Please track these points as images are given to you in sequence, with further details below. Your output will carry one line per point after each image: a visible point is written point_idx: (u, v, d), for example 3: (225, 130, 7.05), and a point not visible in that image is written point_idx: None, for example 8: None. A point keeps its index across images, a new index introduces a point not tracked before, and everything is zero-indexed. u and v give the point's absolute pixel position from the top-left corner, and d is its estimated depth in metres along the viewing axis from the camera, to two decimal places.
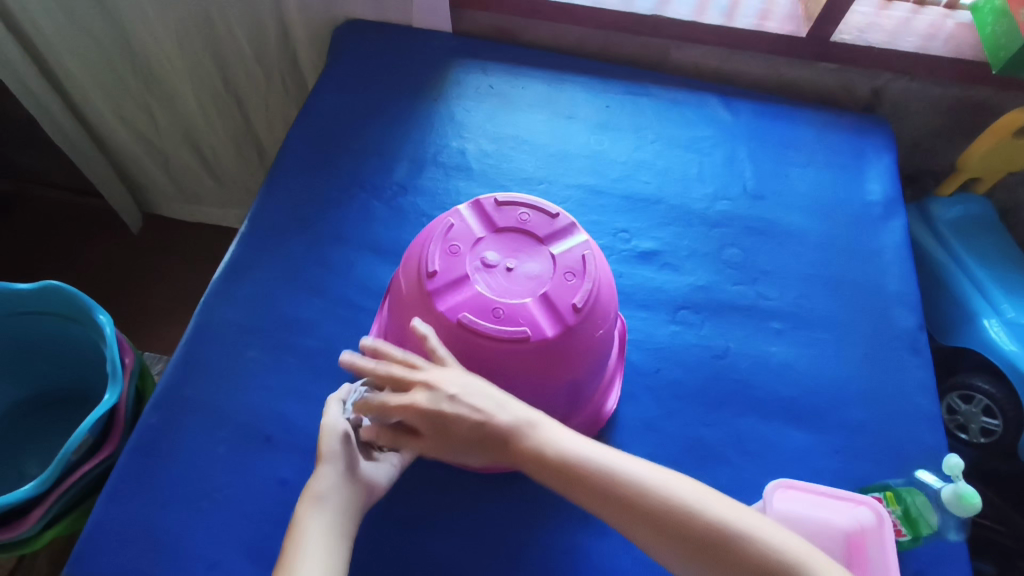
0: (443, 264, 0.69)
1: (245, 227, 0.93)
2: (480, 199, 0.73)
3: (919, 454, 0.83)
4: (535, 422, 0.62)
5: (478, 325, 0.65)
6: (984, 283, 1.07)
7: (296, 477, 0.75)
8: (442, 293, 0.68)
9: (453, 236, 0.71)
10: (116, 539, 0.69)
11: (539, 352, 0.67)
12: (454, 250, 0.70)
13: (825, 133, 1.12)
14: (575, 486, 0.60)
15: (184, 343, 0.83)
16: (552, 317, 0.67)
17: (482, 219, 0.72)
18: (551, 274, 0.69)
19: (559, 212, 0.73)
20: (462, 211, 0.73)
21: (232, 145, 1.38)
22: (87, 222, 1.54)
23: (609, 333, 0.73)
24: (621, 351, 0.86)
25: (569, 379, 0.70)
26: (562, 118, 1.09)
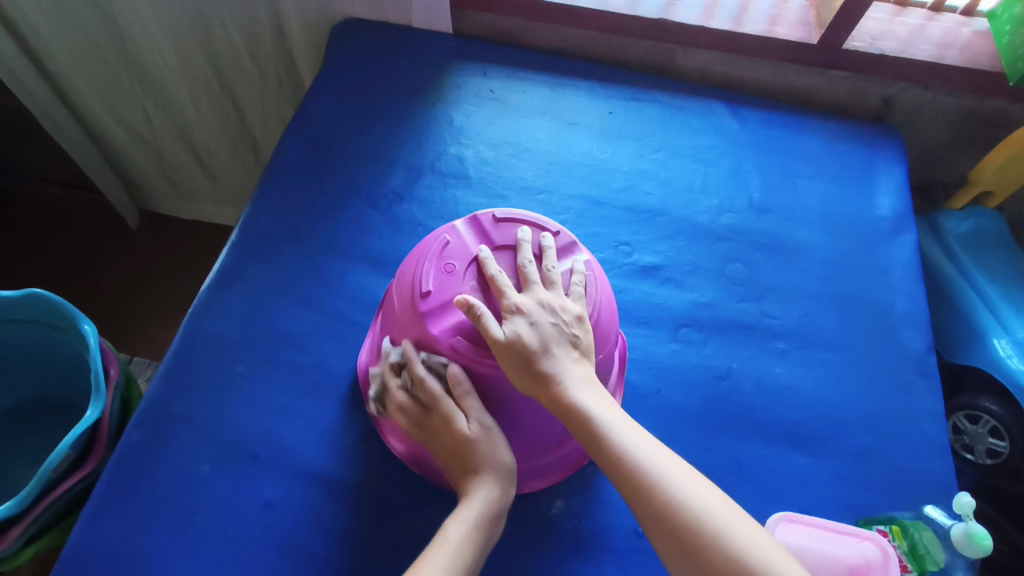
0: (438, 284, 0.65)
1: (235, 234, 0.90)
2: (478, 214, 0.70)
3: (926, 482, 0.81)
4: (604, 415, 0.58)
5: (472, 351, 0.62)
6: (995, 303, 1.03)
7: (282, 499, 0.73)
8: (435, 315, 0.64)
9: (448, 254, 0.67)
10: (95, 563, 0.67)
11: None
12: (450, 269, 0.66)
13: (835, 143, 1.09)
14: (626, 482, 0.55)
15: (170, 355, 0.80)
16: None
17: (479, 235, 0.69)
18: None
19: (559, 230, 0.70)
20: (459, 227, 0.69)
21: (226, 143, 1.35)
22: (76, 219, 1.51)
23: (608, 356, 0.70)
24: (621, 376, 0.82)
25: None
26: (564, 125, 1.06)
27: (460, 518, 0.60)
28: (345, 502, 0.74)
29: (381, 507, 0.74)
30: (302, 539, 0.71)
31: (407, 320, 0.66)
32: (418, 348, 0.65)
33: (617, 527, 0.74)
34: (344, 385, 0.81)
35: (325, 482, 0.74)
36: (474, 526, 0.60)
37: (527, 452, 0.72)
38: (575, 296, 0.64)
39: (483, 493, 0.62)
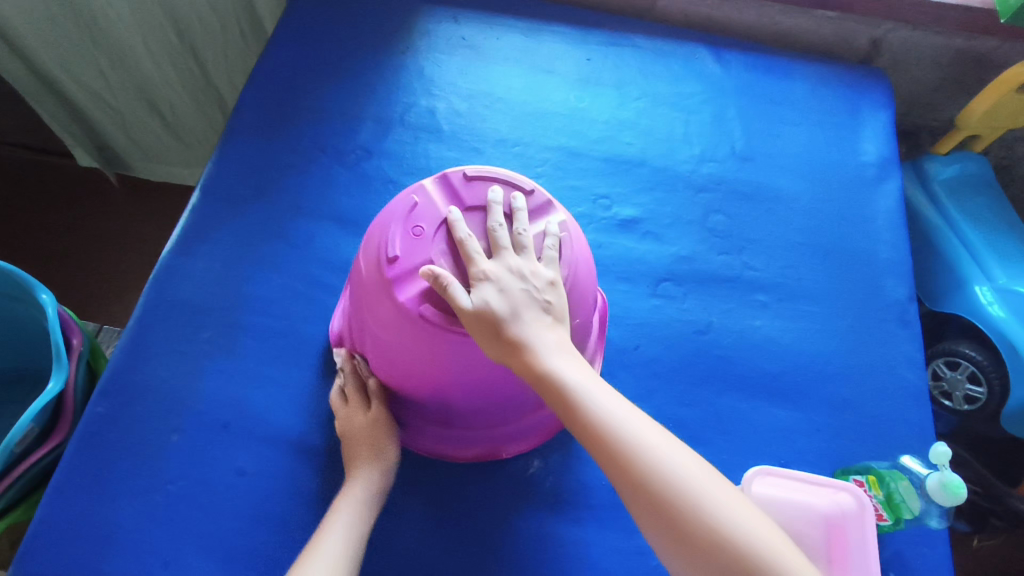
0: (406, 248, 0.61)
1: (195, 195, 0.86)
2: (448, 172, 0.65)
3: (902, 431, 0.81)
4: (579, 382, 0.55)
5: (443, 319, 0.59)
6: (978, 249, 1.02)
7: (254, 467, 0.71)
8: (403, 280, 0.60)
9: (416, 216, 0.63)
10: (64, 537, 0.66)
11: None
12: (418, 232, 0.62)
13: (820, 88, 1.05)
14: (603, 452, 0.53)
15: (132, 323, 0.77)
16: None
17: (449, 195, 0.64)
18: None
19: (533, 188, 0.66)
20: (427, 187, 0.65)
21: (189, 98, 1.28)
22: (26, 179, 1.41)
23: (584, 320, 0.67)
24: (600, 338, 0.78)
25: None
26: (540, 72, 1.01)
27: (343, 503, 0.64)
28: (320, 467, 0.72)
29: None
30: (278, 506, 0.70)
31: (375, 287, 0.62)
32: (387, 317, 0.62)
33: (596, 483, 0.74)
34: (316, 349, 0.79)
35: (299, 448, 0.73)
36: (355, 509, 0.64)
37: (503, 417, 0.70)
38: (547, 261, 0.61)
39: (363, 476, 0.66)
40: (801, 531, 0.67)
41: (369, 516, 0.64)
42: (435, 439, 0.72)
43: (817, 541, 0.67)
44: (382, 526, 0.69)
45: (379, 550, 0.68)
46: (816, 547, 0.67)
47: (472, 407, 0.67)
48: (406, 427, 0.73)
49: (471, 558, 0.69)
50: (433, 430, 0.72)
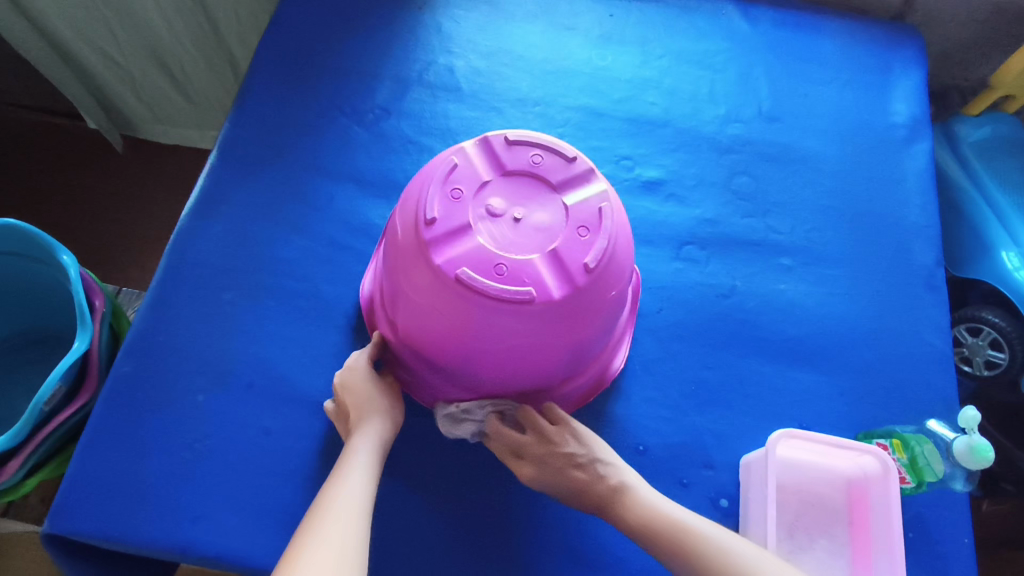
0: (444, 211, 0.58)
1: (212, 155, 0.85)
2: (489, 135, 0.62)
3: (927, 396, 0.80)
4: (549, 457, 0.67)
5: (480, 284, 0.56)
6: (1008, 213, 0.99)
7: (280, 427, 0.72)
8: (440, 244, 0.58)
9: (455, 178, 0.60)
10: (96, 492, 0.67)
11: (544, 313, 0.58)
12: (457, 195, 0.59)
13: (851, 45, 1.01)
14: (654, 537, 0.64)
15: (154, 285, 0.77)
16: (561, 275, 0.58)
17: (489, 159, 0.62)
18: (562, 227, 0.59)
19: (575, 155, 0.62)
20: (467, 150, 0.62)
21: (201, 59, 1.24)
22: (37, 142, 1.39)
23: (622, 293, 0.63)
24: (633, 309, 0.79)
25: (575, 342, 0.62)
26: (562, 29, 0.98)
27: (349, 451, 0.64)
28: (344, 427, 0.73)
29: None
30: (304, 464, 0.71)
31: (409, 249, 0.59)
32: (421, 280, 0.59)
33: (619, 444, 0.74)
34: (338, 310, 0.78)
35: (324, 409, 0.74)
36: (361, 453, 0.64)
37: (530, 387, 0.68)
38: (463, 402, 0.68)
39: (370, 425, 0.66)
40: (821, 492, 0.70)
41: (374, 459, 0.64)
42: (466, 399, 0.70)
43: (838, 503, 0.70)
44: (408, 484, 0.71)
45: (405, 507, 0.70)
46: (837, 509, 0.69)
47: (504, 375, 0.64)
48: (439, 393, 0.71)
49: (495, 514, 0.70)
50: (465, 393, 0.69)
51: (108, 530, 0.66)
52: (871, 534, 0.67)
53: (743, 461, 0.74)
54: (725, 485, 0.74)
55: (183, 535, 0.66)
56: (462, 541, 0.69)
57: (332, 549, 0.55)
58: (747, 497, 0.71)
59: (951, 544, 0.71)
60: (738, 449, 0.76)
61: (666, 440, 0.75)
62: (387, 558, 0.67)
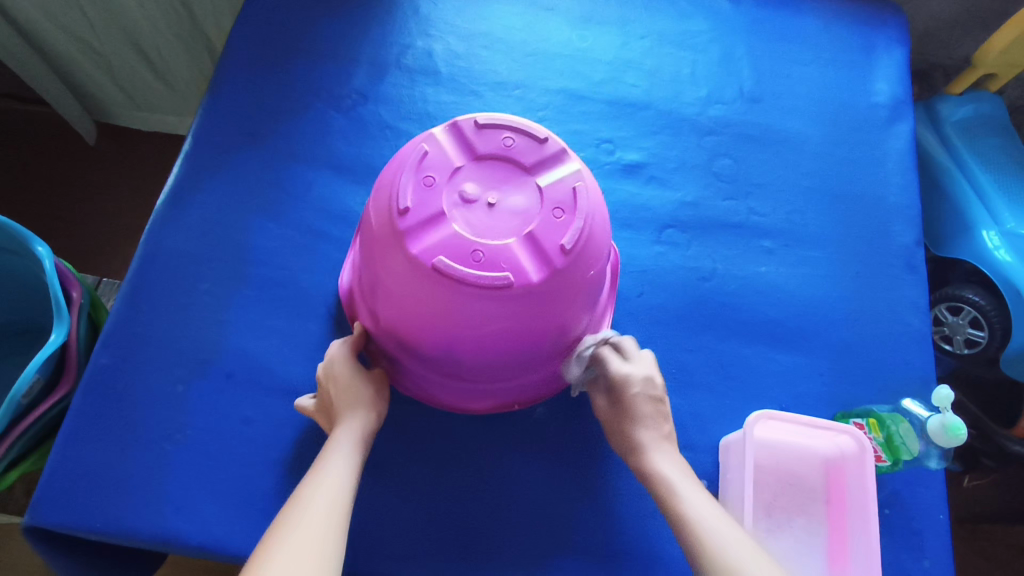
0: (417, 199, 0.58)
1: (187, 142, 0.84)
2: (459, 120, 0.62)
3: (905, 376, 0.81)
4: (683, 486, 0.61)
5: (457, 272, 0.56)
6: (988, 192, 0.99)
7: (262, 417, 0.72)
8: (416, 233, 0.57)
9: (427, 166, 0.59)
10: (75, 485, 0.67)
11: (524, 298, 0.57)
12: (429, 182, 0.59)
13: (834, 24, 1.01)
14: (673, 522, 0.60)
15: (131, 275, 0.77)
16: (537, 258, 0.57)
17: (461, 144, 0.61)
18: (537, 209, 0.59)
19: (548, 136, 0.62)
20: (437, 135, 0.61)
21: (179, 45, 1.21)
22: (13, 131, 1.36)
23: (601, 273, 0.63)
24: (613, 288, 0.77)
25: (556, 325, 0.62)
26: (541, 10, 0.96)
27: (334, 443, 0.63)
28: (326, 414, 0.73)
29: None
30: (287, 453, 0.71)
31: (384, 239, 0.59)
32: (398, 269, 0.58)
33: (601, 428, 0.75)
34: (318, 298, 0.78)
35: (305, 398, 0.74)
36: (344, 446, 0.63)
37: (514, 374, 0.67)
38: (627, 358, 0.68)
39: (354, 422, 0.65)
40: (799, 471, 0.71)
41: (357, 452, 0.64)
42: (452, 389, 0.70)
43: (815, 482, 0.71)
44: (392, 470, 0.71)
45: (390, 494, 0.70)
46: (814, 487, 0.71)
47: (488, 363, 0.64)
48: (425, 382, 0.70)
49: (480, 499, 0.71)
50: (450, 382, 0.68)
51: (89, 522, 0.66)
52: (847, 511, 0.68)
53: (721, 442, 0.74)
54: (705, 467, 0.75)
55: (165, 526, 0.66)
56: (447, 526, 0.70)
57: (312, 535, 0.54)
58: (726, 478, 0.72)
59: (927, 520, 0.72)
60: (719, 431, 0.76)
61: None
62: (371, 544, 0.68)
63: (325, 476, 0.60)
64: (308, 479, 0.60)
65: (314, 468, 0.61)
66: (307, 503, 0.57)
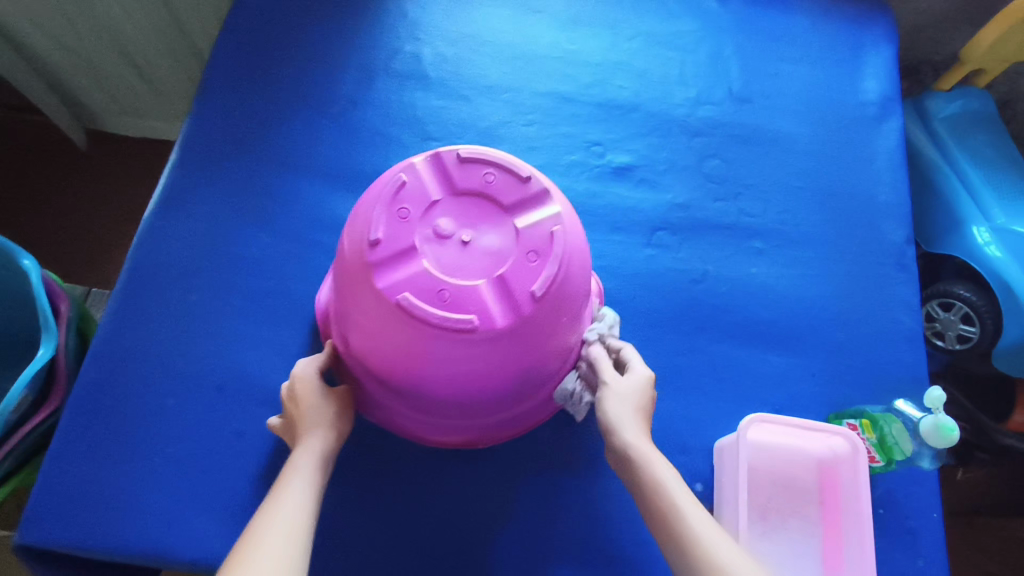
0: (389, 232, 0.57)
1: (173, 151, 0.83)
2: (441, 151, 0.61)
3: (897, 375, 0.81)
4: (647, 462, 0.59)
5: (421, 311, 0.55)
6: (979, 188, 0.99)
7: (253, 429, 0.72)
8: (384, 267, 0.57)
9: (403, 197, 0.59)
10: (64, 501, 0.66)
11: (489, 341, 0.57)
12: (403, 215, 0.58)
13: (822, 22, 1.01)
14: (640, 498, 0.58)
15: (117, 287, 0.76)
16: (506, 303, 0.57)
17: (441, 177, 0.60)
18: (510, 252, 0.58)
19: (531, 175, 0.61)
20: (418, 165, 0.60)
21: (166, 51, 1.20)
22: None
23: (575, 316, 0.62)
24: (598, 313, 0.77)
25: (524, 367, 0.61)
26: (529, 13, 0.96)
27: (302, 451, 0.61)
28: None
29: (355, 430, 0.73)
30: (278, 465, 0.70)
31: (353, 271, 0.58)
32: (366, 304, 0.58)
33: (594, 433, 0.75)
34: (308, 307, 0.77)
35: None
36: (311, 454, 0.61)
37: (485, 413, 0.66)
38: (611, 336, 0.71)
39: (322, 431, 0.63)
40: (792, 473, 0.71)
41: (325, 462, 0.62)
42: (421, 424, 0.68)
43: (809, 483, 0.71)
44: (385, 481, 0.71)
45: (383, 505, 0.70)
46: (808, 486, 0.71)
47: (456, 402, 0.63)
48: (395, 414, 0.69)
49: (473, 508, 0.71)
50: (420, 418, 0.67)
51: (79, 538, 0.65)
52: (841, 514, 0.68)
53: (716, 446, 0.74)
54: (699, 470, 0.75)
55: (157, 541, 0.66)
56: (442, 535, 0.69)
57: (284, 541, 0.52)
58: (721, 482, 0.72)
59: (921, 519, 0.73)
60: (712, 434, 0.76)
61: None
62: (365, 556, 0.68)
63: (294, 483, 0.58)
64: (275, 488, 0.58)
65: (282, 478, 0.59)
66: (276, 510, 0.55)
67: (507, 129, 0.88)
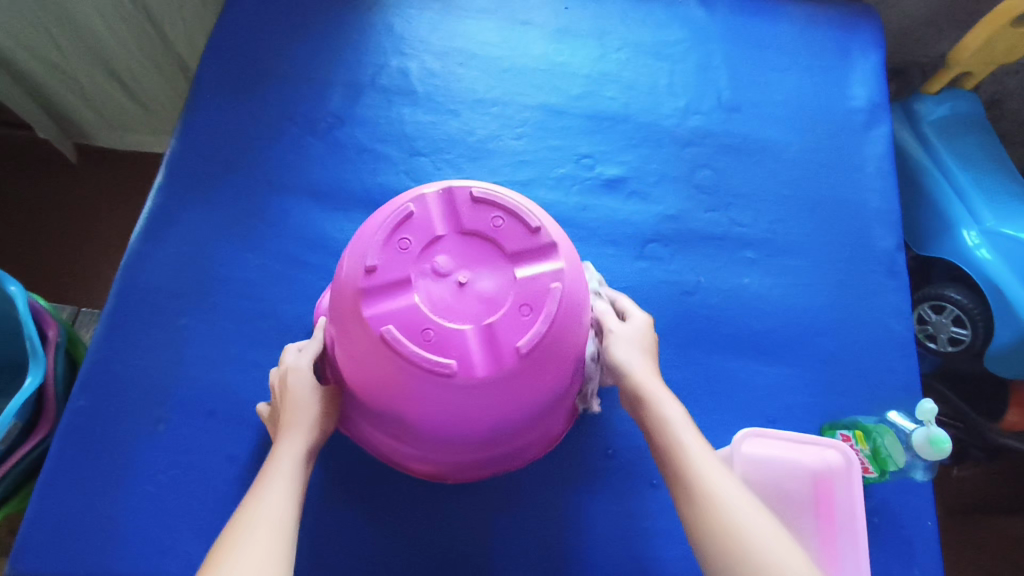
0: (387, 261, 0.58)
1: (160, 174, 0.82)
2: (455, 188, 0.61)
3: (890, 383, 0.82)
4: (662, 404, 0.61)
5: (402, 347, 0.55)
6: (968, 191, 1.00)
7: (246, 453, 0.71)
8: (375, 296, 0.57)
9: (407, 228, 0.59)
10: (57, 532, 0.66)
11: (466, 390, 0.57)
12: (403, 245, 0.59)
13: (809, 29, 1.01)
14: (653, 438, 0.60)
15: (106, 313, 0.75)
16: (489, 354, 0.56)
17: (448, 213, 0.61)
18: (504, 302, 0.58)
19: (540, 227, 0.60)
20: (429, 198, 0.61)
21: (152, 66, 1.19)
22: None
23: (565, 373, 0.62)
24: None
25: (505, 418, 0.60)
26: (516, 25, 0.96)
27: (284, 445, 0.60)
28: None
29: (350, 452, 0.73)
30: None
31: (344, 295, 0.59)
32: (352, 332, 0.58)
33: (589, 449, 0.75)
34: (299, 329, 0.77)
35: None
36: (293, 447, 0.60)
37: (465, 457, 0.66)
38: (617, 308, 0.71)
39: (305, 424, 0.62)
40: (785, 487, 0.70)
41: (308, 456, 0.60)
42: (401, 457, 0.68)
43: (803, 496, 0.70)
44: (381, 502, 0.71)
45: (380, 527, 0.70)
46: (803, 500, 0.70)
47: (432, 442, 0.63)
48: (378, 444, 0.69)
49: (470, 528, 0.71)
50: (399, 451, 0.67)
51: (71, 570, 0.65)
52: (836, 529, 0.68)
53: None
54: None
55: (151, 570, 0.66)
56: (439, 555, 0.69)
57: (264, 545, 0.51)
58: None
59: (916, 528, 0.73)
60: None
61: (633, 441, 0.76)
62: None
63: (275, 479, 0.57)
64: (257, 486, 0.57)
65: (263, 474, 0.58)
66: (256, 510, 0.54)
67: (496, 143, 0.88)
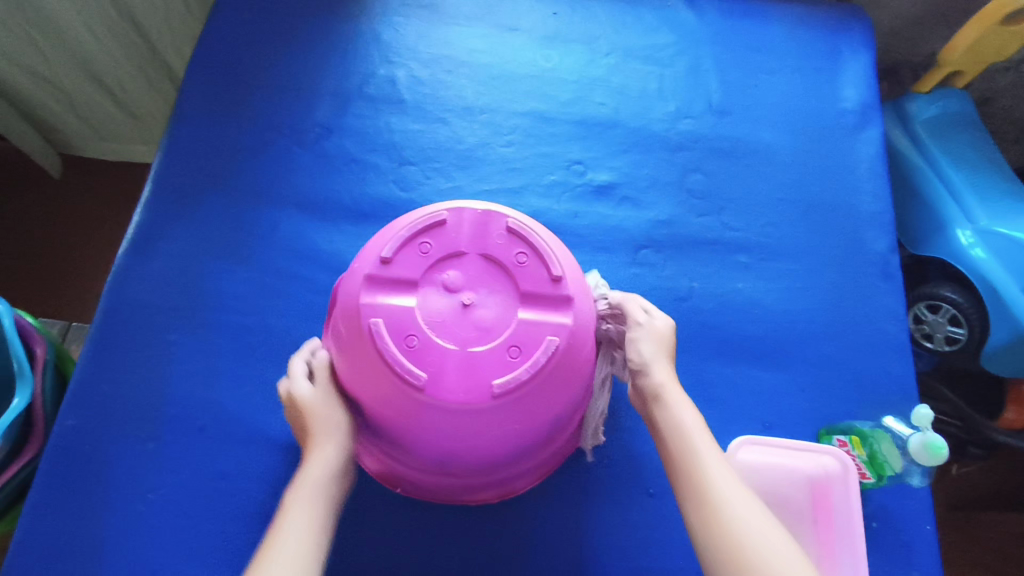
0: (403, 258, 0.60)
1: (147, 188, 0.81)
2: (495, 213, 0.62)
3: (886, 387, 0.81)
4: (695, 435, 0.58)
5: (383, 342, 0.56)
6: (961, 190, 0.99)
7: (237, 470, 0.70)
8: (379, 286, 0.59)
9: (433, 235, 0.61)
10: (45, 555, 0.65)
11: (431, 409, 0.56)
12: (422, 249, 0.60)
13: (799, 30, 1.00)
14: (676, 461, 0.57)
15: (93, 329, 0.74)
16: (466, 379, 0.56)
17: (478, 234, 0.61)
18: (497, 337, 0.57)
19: (562, 278, 0.60)
20: (465, 214, 0.62)
21: (139, 77, 1.18)
22: None
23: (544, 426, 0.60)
24: None
25: (472, 450, 0.59)
26: (505, 31, 0.95)
27: (303, 481, 0.57)
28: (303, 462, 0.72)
29: None
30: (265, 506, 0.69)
31: (351, 279, 0.61)
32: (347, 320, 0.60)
33: (585, 460, 0.74)
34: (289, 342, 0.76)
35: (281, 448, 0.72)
36: (314, 482, 0.57)
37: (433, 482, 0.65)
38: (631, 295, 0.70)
39: (324, 452, 0.59)
40: (783, 493, 0.70)
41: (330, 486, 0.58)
42: (381, 469, 0.68)
43: (802, 503, 0.70)
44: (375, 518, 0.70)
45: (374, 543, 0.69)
46: (801, 508, 0.69)
47: (405, 460, 0.63)
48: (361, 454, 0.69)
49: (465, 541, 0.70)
50: (381, 464, 0.67)
51: None
52: (834, 536, 0.68)
53: None
54: None
55: None
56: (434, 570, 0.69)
57: None
58: None
59: (914, 533, 0.72)
60: None
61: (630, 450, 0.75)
62: None
63: (294, 523, 0.54)
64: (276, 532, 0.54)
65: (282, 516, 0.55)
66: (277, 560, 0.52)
67: (486, 151, 0.88)
